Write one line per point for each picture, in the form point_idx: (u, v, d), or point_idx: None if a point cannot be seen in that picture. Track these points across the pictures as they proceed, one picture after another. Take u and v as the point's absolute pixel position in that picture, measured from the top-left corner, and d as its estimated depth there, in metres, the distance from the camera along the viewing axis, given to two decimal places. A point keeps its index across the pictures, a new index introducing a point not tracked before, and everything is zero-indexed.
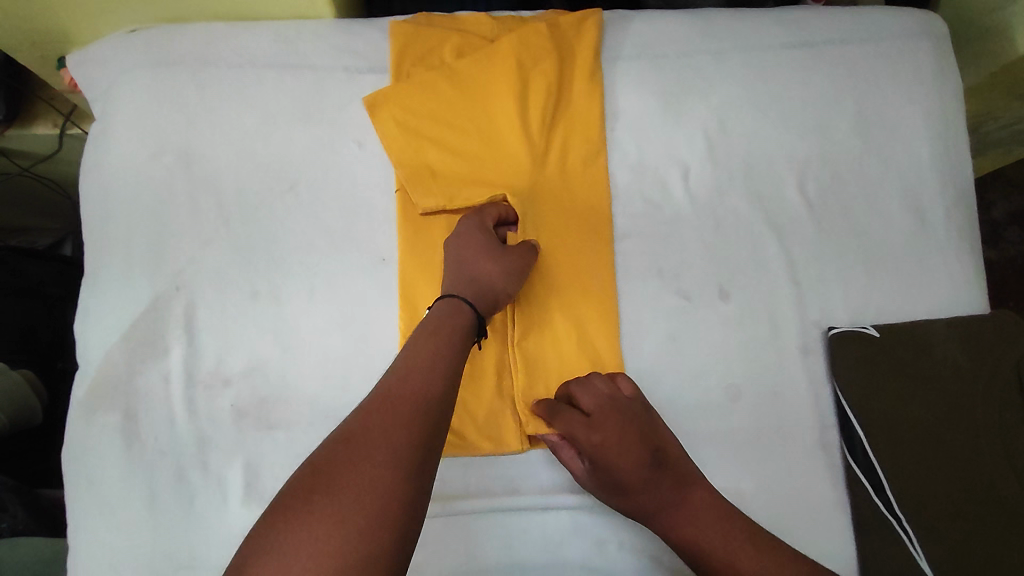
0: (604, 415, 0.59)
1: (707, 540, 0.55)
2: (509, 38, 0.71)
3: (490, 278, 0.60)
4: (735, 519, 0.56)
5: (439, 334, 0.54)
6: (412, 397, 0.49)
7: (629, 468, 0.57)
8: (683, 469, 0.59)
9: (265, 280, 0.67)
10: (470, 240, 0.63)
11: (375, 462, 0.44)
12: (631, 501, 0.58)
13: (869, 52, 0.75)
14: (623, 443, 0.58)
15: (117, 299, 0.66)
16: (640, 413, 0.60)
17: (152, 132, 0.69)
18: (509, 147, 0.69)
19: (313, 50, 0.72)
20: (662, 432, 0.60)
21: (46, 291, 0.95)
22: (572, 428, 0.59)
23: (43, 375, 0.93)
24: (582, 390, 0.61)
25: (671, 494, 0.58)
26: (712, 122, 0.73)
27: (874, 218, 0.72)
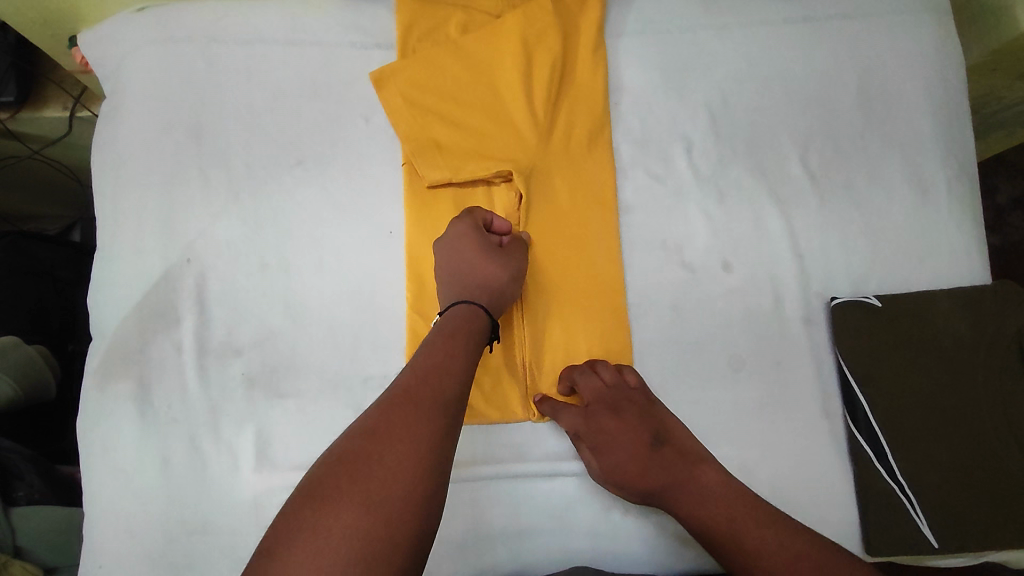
0: (601, 406, 0.62)
1: (717, 519, 0.56)
2: (513, 14, 0.72)
3: (489, 283, 0.60)
4: (743, 496, 0.57)
5: (442, 333, 0.54)
6: (432, 390, 0.49)
7: (629, 454, 0.60)
8: (688, 452, 0.60)
9: (274, 253, 0.68)
10: (465, 243, 0.62)
11: (402, 454, 0.44)
12: (638, 486, 0.60)
13: (871, 26, 0.76)
14: (620, 431, 0.62)
15: (129, 272, 0.67)
16: (639, 401, 0.62)
17: (162, 107, 0.70)
18: (514, 121, 0.70)
19: (320, 26, 0.73)
20: (663, 418, 0.62)
21: (58, 274, 0.98)
22: (573, 422, 0.62)
23: (55, 355, 0.95)
24: (581, 381, 0.63)
25: (675, 474, 0.59)
26: (715, 97, 0.74)
27: (877, 190, 0.73)
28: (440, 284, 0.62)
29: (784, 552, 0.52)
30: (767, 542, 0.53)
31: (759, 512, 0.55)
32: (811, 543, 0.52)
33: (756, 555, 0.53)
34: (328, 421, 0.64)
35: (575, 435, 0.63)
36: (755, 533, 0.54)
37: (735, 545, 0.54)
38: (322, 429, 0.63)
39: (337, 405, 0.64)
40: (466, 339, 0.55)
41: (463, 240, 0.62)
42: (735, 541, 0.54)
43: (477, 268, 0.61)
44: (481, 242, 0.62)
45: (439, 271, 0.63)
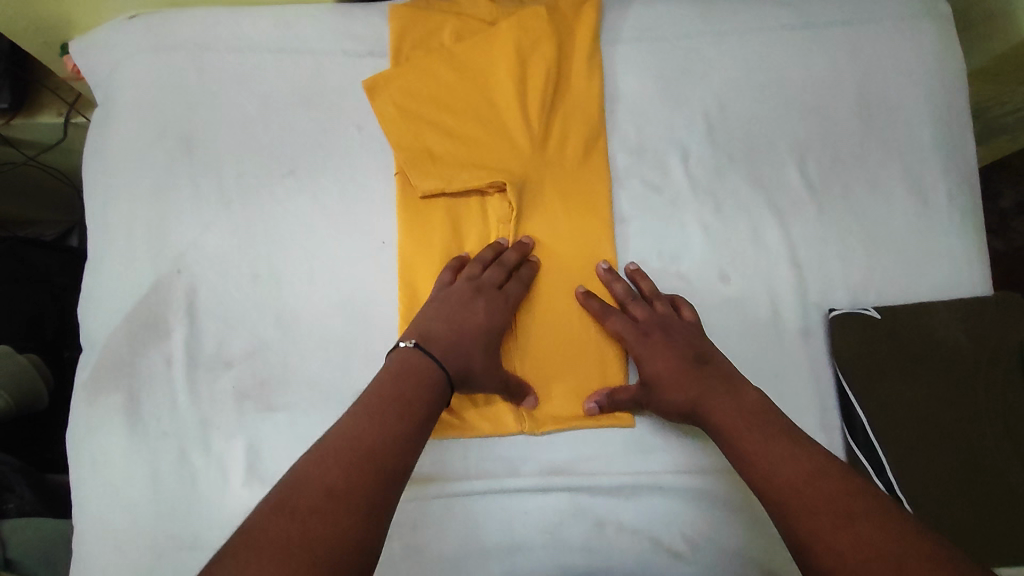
0: (651, 325, 0.63)
1: (739, 432, 0.55)
2: (508, 22, 0.71)
3: (477, 374, 0.59)
4: (763, 418, 0.55)
5: (400, 381, 0.54)
6: (379, 438, 0.49)
7: (671, 364, 0.61)
8: (730, 375, 0.60)
9: (266, 263, 0.67)
10: (477, 315, 0.61)
11: (344, 504, 0.44)
12: (672, 397, 0.60)
13: (868, 34, 0.75)
14: (666, 347, 0.62)
15: (120, 283, 0.66)
16: (689, 329, 0.63)
17: (154, 117, 0.70)
18: (508, 131, 0.70)
19: (313, 34, 0.73)
20: (710, 347, 0.62)
21: (53, 280, 0.98)
22: (619, 328, 0.64)
23: (50, 363, 0.95)
24: (635, 303, 0.65)
25: (710, 388, 0.58)
26: (713, 104, 0.73)
27: (876, 199, 0.72)
28: (425, 311, 0.62)
29: (790, 475, 0.50)
30: (775, 461, 0.51)
31: (771, 432, 0.53)
32: (818, 469, 0.50)
33: (764, 465, 0.52)
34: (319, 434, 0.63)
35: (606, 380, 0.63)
36: (772, 450, 0.52)
37: (751, 459, 0.53)
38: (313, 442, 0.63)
39: (328, 418, 0.63)
40: (425, 392, 0.54)
41: (481, 316, 0.62)
42: (749, 456, 0.53)
43: (477, 348, 0.60)
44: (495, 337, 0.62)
45: (426, 305, 0.63)
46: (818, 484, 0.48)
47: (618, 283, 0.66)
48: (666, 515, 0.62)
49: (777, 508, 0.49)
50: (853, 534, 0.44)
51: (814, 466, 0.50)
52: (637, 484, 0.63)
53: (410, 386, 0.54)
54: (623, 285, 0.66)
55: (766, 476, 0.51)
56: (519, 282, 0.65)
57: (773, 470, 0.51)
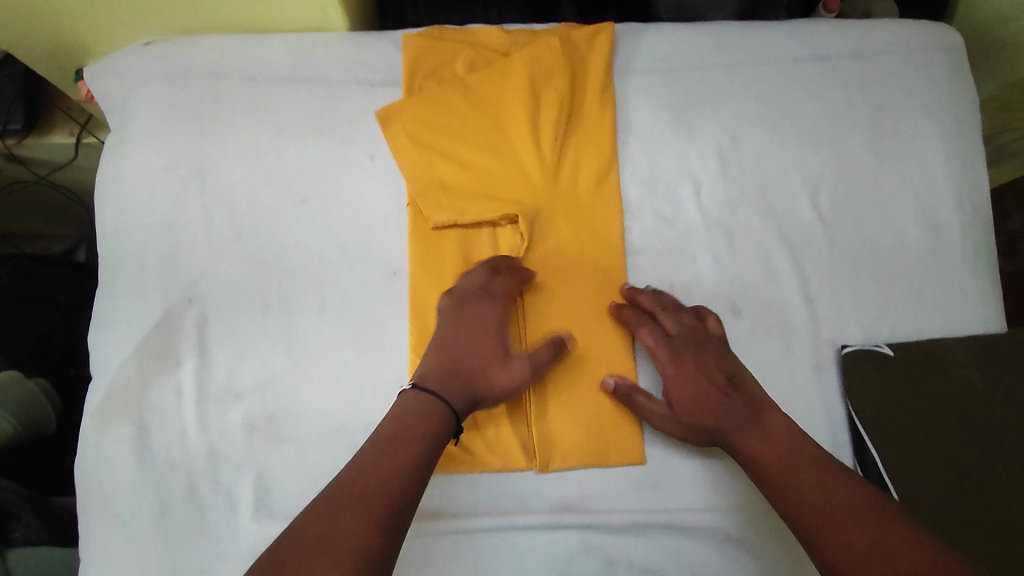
0: (682, 344, 0.64)
1: (767, 466, 0.56)
2: (521, 53, 0.71)
3: (480, 385, 0.60)
4: (790, 450, 0.56)
5: (401, 420, 0.56)
6: (375, 480, 0.51)
7: (703, 387, 0.62)
8: (757, 397, 0.61)
9: (277, 293, 0.67)
10: (467, 330, 0.62)
11: (348, 555, 0.46)
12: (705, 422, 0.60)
13: (881, 66, 0.75)
14: (696, 369, 0.63)
15: (131, 312, 0.66)
16: (718, 347, 0.64)
17: (167, 145, 0.70)
18: (521, 162, 0.70)
19: (326, 63, 0.73)
20: (736, 365, 0.63)
21: (60, 299, 0.98)
22: (650, 341, 0.64)
23: (57, 382, 0.95)
24: (666, 316, 0.65)
25: (741, 416, 0.59)
26: (725, 136, 0.73)
27: (889, 233, 0.71)
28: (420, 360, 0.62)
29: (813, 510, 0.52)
30: (798, 497, 0.53)
31: (798, 466, 0.55)
32: (836, 500, 0.52)
33: (787, 498, 0.54)
34: (329, 468, 0.62)
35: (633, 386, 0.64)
36: (802, 480, 0.54)
37: (777, 487, 0.55)
38: (323, 476, 0.62)
39: (337, 451, 0.63)
40: (425, 428, 0.55)
41: (469, 327, 0.62)
42: (782, 486, 0.55)
43: (472, 363, 0.61)
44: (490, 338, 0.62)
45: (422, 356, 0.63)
46: (833, 517, 0.51)
47: (645, 297, 0.66)
48: (677, 555, 0.61)
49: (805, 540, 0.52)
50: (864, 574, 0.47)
51: (832, 497, 0.52)
52: (649, 522, 0.62)
53: (412, 426, 0.55)
54: (651, 297, 0.66)
55: (797, 505, 0.53)
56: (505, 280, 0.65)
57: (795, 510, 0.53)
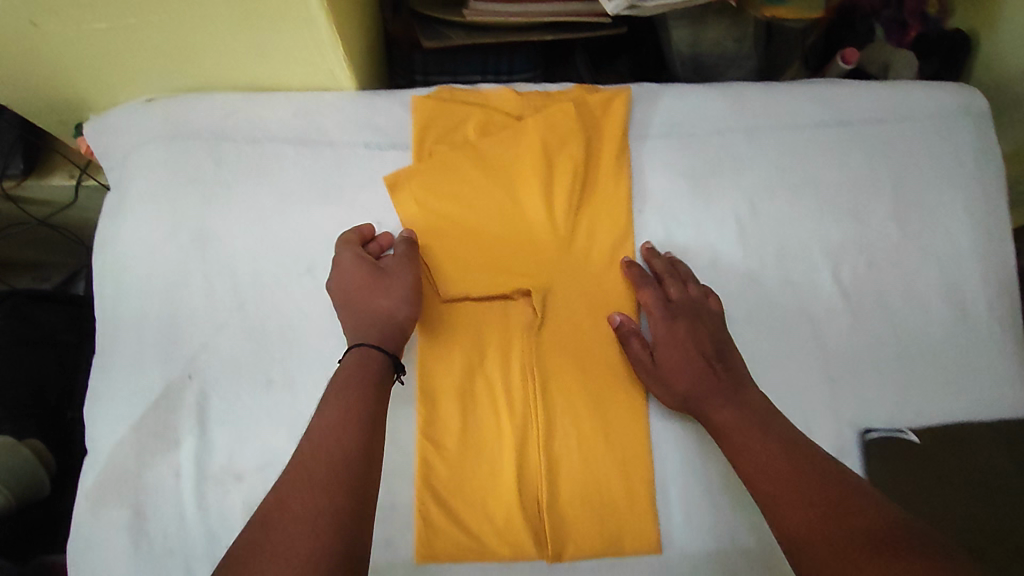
0: (679, 312, 0.65)
1: (733, 431, 0.59)
2: (535, 119, 0.69)
3: (388, 308, 0.61)
4: (761, 419, 0.58)
5: (352, 368, 0.57)
6: (341, 422, 0.53)
7: (688, 352, 0.63)
8: (742, 377, 0.62)
9: (280, 368, 0.65)
10: (349, 283, 0.63)
11: (335, 482, 0.49)
12: (681, 385, 0.62)
13: (907, 131, 0.73)
14: (687, 337, 0.63)
15: (130, 388, 0.64)
16: (714, 322, 0.65)
17: (167, 211, 0.68)
18: (533, 232, 0.68)
19: (332, 124, 0.71)
20: (727, 341, 0.65)
21: (59, 338, 0.97)
22: (649, 301, 0.66)
23: (53, 425, 0.92)
24: (670, 281, 0.66)
25: (719, 387, 0.61)
26: (744, 206, 0.71)
27: (911, 308, 0.70)
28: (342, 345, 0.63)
29: (773, 473, 0.54)
30: (762, 462, 0.55)
31: (765, 427, 0.58)
32: (794, 463, 0.54)
33: (750, 461, 0.56)
34: None
35: (635, 330, 0.66)
36: (768, 448, 0.56)
37: (736, 448, 0.58)
38: None
39: None
40: (377, 369, 0.57)
41: (345, 279, 0.62)
42: (741, 447, 0.57)
43: (367, 299, 0.61)
44: (362, 268, 0.63)
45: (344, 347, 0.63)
46: (796, 488, 0.52)
47: (658, 261, 0.68)
48: None
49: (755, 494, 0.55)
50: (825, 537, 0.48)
51: (793, 465, 0.54)
52: None
53: (337, 409, 0.54)
54: (663, 263, 0.68)
55: (761, 468, 0.55)
56: (351, 235, 0.66)
57: (756, 471, 0.55)
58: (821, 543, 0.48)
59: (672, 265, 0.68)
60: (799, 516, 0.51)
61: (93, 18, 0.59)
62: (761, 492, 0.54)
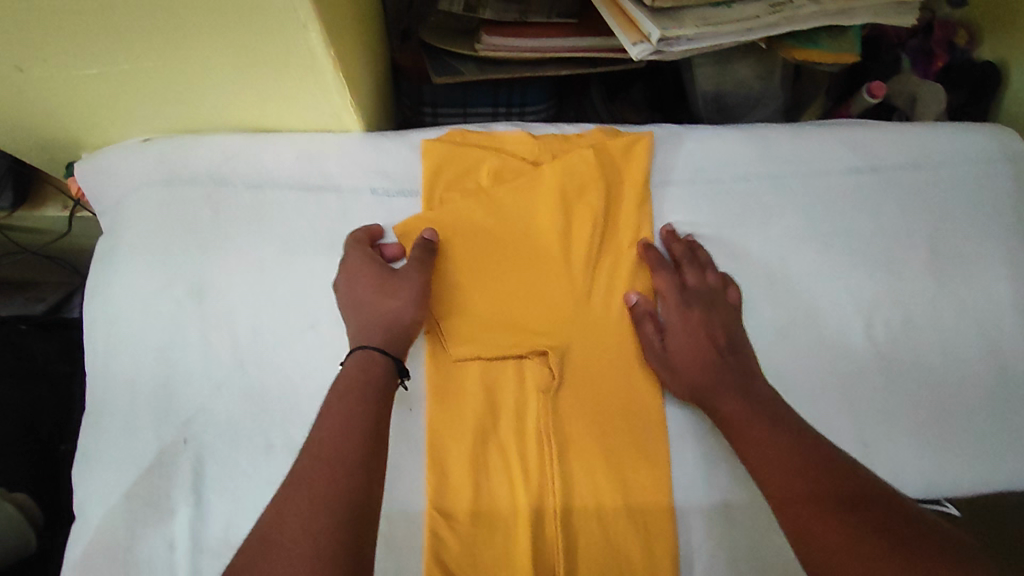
0: (695, 299, 0.64)
1: (743, 423, 0.57)
2: (552, 165, 0.66)
3: (395, 311, 0.59)
4: (771, 411, 0.57)
5: (353, 374, 0.55)
6: (341, 433, 0.51)
7: (703, 340, 0.62)
8: (752, 370, 0.62)
9: (281, 432, 0.61)
10: (357, 284, 0.61)
11: (333, 499, 0.47)
12: (693, 373, 0.61)
13: (943, 177, 0.71)
14: (702, 325, 0.63)
15: (122, 452, 0.61)
16: (727, 313, 0.64)
17: (163, 261, 0.64)
18: (550, 283, 0.65)
19: (339, 170, 0.67)
20: (739, 331, 0.64)
21: (52, 370, 0.94)
22: (665, 286, 0.65)
23: (40, 462, 0.86)
24: (688, 267, 0.65)
25: (733, 377, 0.60)
26: (772, 257, 0.68)
27: (947, 366, 0.66)
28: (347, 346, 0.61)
29: (782, 466, 0.53)
30: (772, 456, 0.54)
31: (774, 420, 0.56)
32: (804, 457, 0.53)
33: (759, 453, 0.55)
34: None
35: (648, 312, 0.65)
36: (775, 442, 0.54)
37: (745, 442, 0.56)
38: None
39: None
40: (377, 378, 0.55)
41: (352, 281, 0.60)
42: (749, 440, 0.56)
43: (375, 300, 0.59)
44: (371, 271, 0.61)
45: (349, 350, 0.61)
46: (805, 482, 0.51)
47: (678, 245, 0.66)
48: None
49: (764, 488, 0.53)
50: (842, 536, 0.47)
51: (800, 458, 0.53)
52: None
53: (337, 417, 0.52)
54: (683, 248, 0.66)
55: (769, 462, 0.54)
56: (363, 235, 0.64)
57: (766, 465, 0.54)
58: (836, 543, 0.47)
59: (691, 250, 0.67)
60: (807, 510, 0.49)
61: (85, 65, 0.56)
62: (770, 485, 0.53)
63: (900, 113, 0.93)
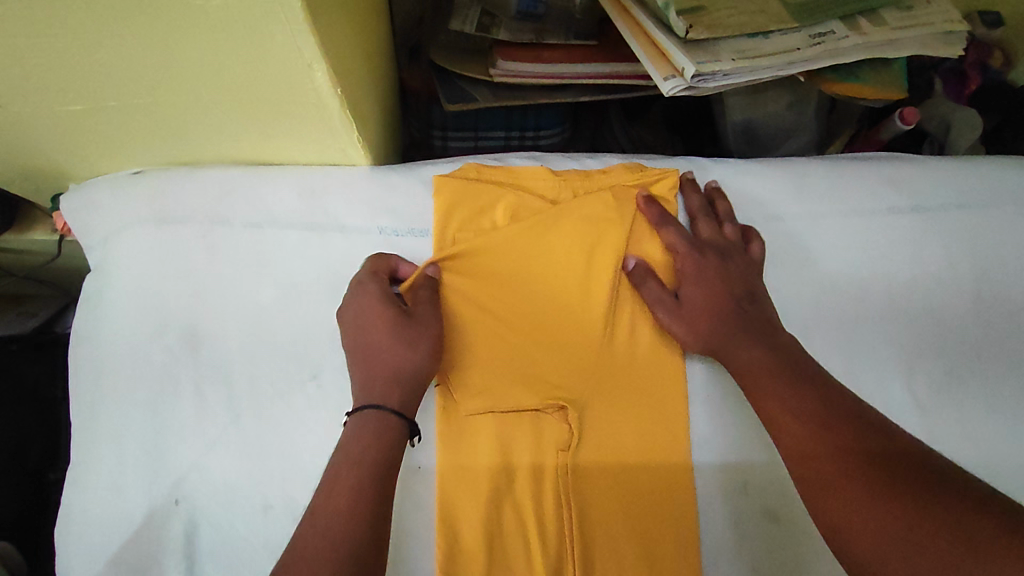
0: (708, 248, 0.61)
1: (758, 373, 0.55)
2: (574, 205, 0.62)
3: (408, 361, 0.54)
4: (792, 362, 0.55)
5: (362, 442, 0.50)
6: (344, 513, 0.46)
7: (717, 293, 0.60)
8: (770, 320, 0.59)
9: (280, 493, 0.57)
10: (369, 324, 0.55)
11: None
12: (706, 329, 0.59)
13: (987, 218, 0.67)
14: (716, 277, 0.60)
15: (108, 514, 0.56)
16: (744, 262, 0.61)
17: (154, 305, 0.60)
18: (571, 332, 0.60)
19: (343, 208, 0.63)
20: (755, 279, 0.61)
21: (43, 395, 0.86)
22: (674, 240, 0.62)
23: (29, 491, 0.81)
24: (702, 221, 0.63)
25: (750, 329, 0.57)
26: (807, 304, 0.64)
27: (996, 422, 0.62)
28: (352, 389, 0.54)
29: (802, 418, 0.51)
30: (791, 406, 0.52)
31: (796, 374, 0.53)
32: (823, 405, 0.51)
33: (775, 404, 0.53)
34: None
35: (649, 271, 0.62)
36: (793, 393, 0.52)
37: (760, 394, 0.54)
38: None
39: None
40: (387, 451, 0.50)
41: (366, 321, 0.55)
42: (764, 392, 0.54)
43: (388, 347, 0.53)
44: (386, 310, 0.55)
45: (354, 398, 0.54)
46: (827, 434, 0.49)
47: (695, 198, 0.65)
48: None
49: (779, 443, 0.51)
50: (863, 492, 0.45)
51: (816, 408, 0.51)
52: None
53: (348, 493, 0.47)
54: (699, 200, 0.64)
55: (785, 409, 0.52)
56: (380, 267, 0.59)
57: (784, 417, 0.52)
58: (861, 495, 0.45)
59: (710, 201, 0.65)
60: (829, 462, 0.47)
61: (68, 100, 0.51)
62: (785, 437, 0.51)
63: (932, 140, 0.88)
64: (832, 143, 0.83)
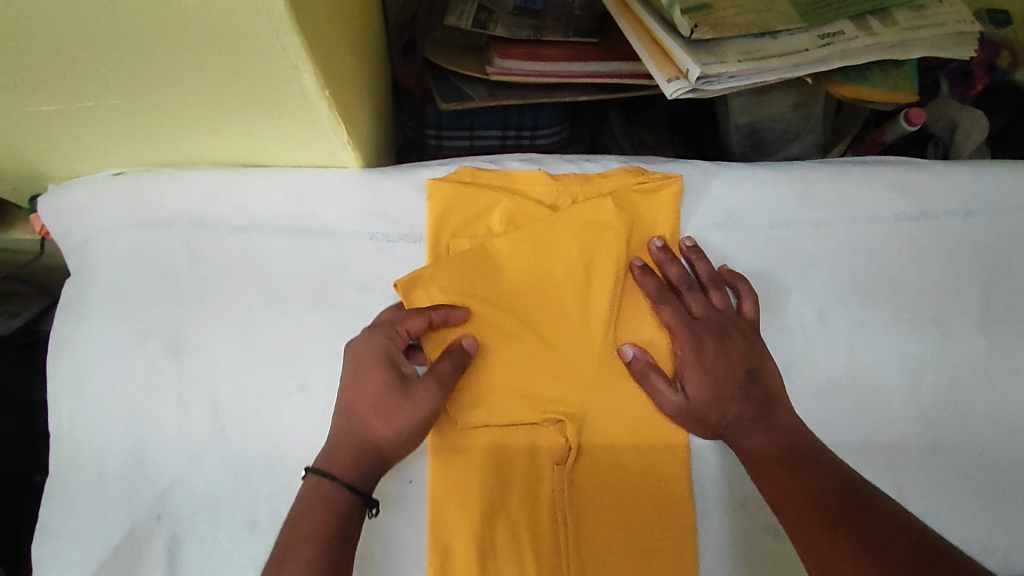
0: (704, 327, 0.59)
1: (766, 466, 0.53)
2: (572, 214, 0.59)
3: (379, 437, 0.51)
4: (799, 452, 0.52)
5: (308, 519, 0.48)
6: None
7: (722, 377, 0.57)
8: (776, 397, 0.56)
9: (267, 507, 0.55)
10: (359, 381, 0.53)
11: None
12: (715, 420, 0.56)
13: (997, 224, 0.65)
14: (718, 358, 0.57)
15: (87, 529, 0.54)
16: (743, 336, 0.59)
17: (135, 313, 0.58)
18: (569, 345, 0.58)
19: (333, 211, 0.60)
20: (760, 350, 0.58)
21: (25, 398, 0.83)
22: (671, 318, 0.59)
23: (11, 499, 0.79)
24: (693, 295, 0.60)
25: (753, 414, 0.55)
26: (810, 313, 0.62)
27: (1000, 433, 0.61)
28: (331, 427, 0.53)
29: (811, 519, 0.47)
30: (799, 501, 0.49)
31: (796, 463, 0.51)
32: (826, 500, 0.48)
33: (784, 503, 0.50)
34: None
35: (650, 364, 0.58)
36: (800, 485, 0.50)
37: (772, 491, 0.51)
38: None
39: None
40: (337, 525, 0.48)
41: (356, 381, 0.52)
42: (775, 487, 0.51)
43: (369, 418, 0.52)
44: (380, 378, 0.52)
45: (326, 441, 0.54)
46: (833, 528, 0.46)
47: (672, 267, 0.60)
48: None
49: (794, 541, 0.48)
50: None
51: (826, 497, 0.48)
52: None
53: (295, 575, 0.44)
54: (677, 270, 0.60)
55: (790, 499, 0.50)
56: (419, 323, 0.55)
57: (791, 516, 0.49)
58: None
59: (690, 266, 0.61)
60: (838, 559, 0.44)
61: (40, 101, 0.49)
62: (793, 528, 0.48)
63: (937, 142, 0.86)
64: (836, 144, 0.82)
